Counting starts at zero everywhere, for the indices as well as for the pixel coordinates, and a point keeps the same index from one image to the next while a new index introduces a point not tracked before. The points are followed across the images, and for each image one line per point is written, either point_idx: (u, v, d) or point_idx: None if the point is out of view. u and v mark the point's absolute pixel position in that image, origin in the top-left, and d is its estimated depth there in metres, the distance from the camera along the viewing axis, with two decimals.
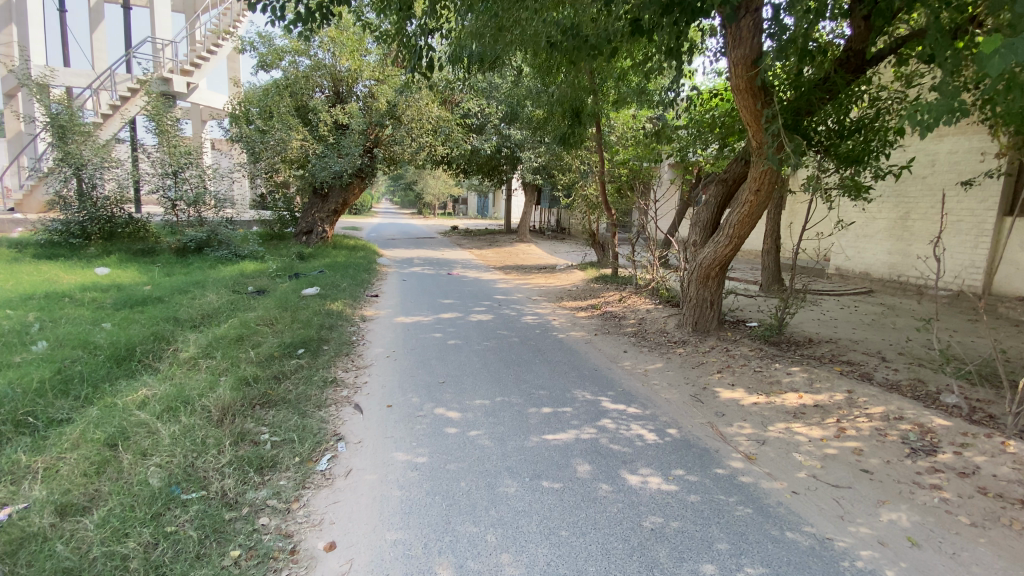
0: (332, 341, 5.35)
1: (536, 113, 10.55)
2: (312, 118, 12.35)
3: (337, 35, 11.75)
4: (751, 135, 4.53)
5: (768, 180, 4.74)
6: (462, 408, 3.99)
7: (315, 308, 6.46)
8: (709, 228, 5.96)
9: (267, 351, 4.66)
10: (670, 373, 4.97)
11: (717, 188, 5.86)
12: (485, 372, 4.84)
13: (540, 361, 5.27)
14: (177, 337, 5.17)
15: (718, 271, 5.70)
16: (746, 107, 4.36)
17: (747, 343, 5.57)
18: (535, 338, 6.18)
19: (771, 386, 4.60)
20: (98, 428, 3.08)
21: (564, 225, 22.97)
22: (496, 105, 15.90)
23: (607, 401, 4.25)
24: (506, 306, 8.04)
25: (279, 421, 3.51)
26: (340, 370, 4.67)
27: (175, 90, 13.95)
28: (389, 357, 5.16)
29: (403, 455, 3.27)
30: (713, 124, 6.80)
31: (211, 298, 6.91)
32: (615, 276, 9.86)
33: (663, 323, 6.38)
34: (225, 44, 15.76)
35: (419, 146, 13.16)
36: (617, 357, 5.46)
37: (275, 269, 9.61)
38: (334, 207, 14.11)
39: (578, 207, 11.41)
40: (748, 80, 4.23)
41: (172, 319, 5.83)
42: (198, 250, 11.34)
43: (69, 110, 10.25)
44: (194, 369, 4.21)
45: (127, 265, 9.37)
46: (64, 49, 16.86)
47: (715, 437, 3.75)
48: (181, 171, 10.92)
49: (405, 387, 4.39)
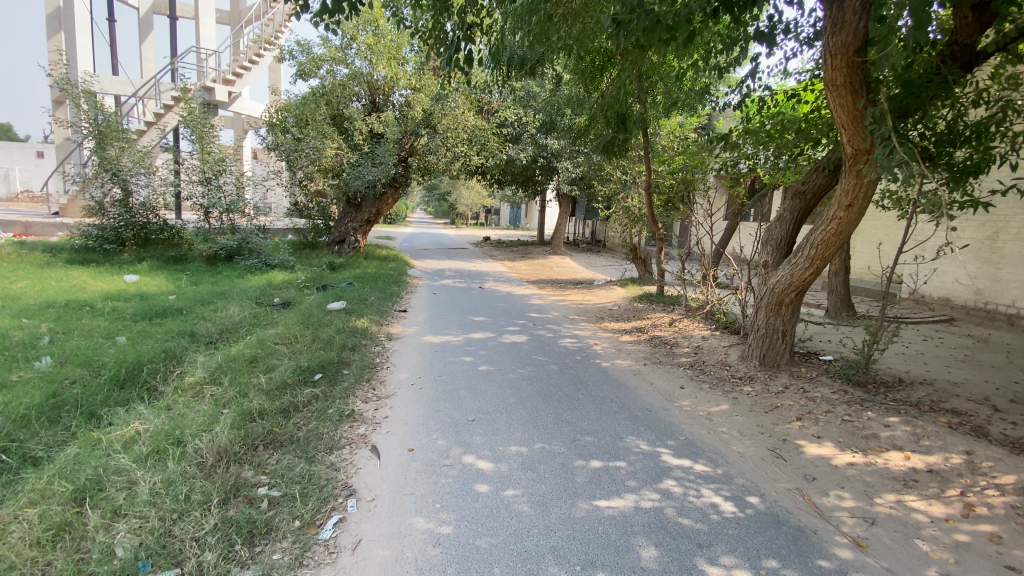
0: (353, 364, 4.85)
1: (577, 121, 10.00)
2: (348, 127, 12.21)
3: (375, 42, 11.57)
4: (847, 138, 3.82)
5: (864, 191, 3.99)
6: (494, 457, 3.39)
7: (339, 325, 5.98)
8: (783, 247, 5.18)
9: (280, 377, 4.18)
10: (739, 420, 4.24)
11: (792, 202, 5.10)
12: (520, 408, 4.23)
13: (584, 396, 4.60)
14: (189, 356, 4.78)
15: (794, 298, 4.95)
16: (842, 106, 3.66)
17: (827, 384, 4.79)
18: (576, 366, 5.52)
19: (866, 441, 3.81)
20: (69, 478, 2.62)
21: (600, 237, 22.32)
22: (534, 114, 15.41)
23: (668, 455, 3.58)
24: (542, 326, 7.41)
25: (283, 468, 2.99)
26: (359, 401, 4.13)
27: (216, 98, 14.05)
28: (414, 386, 4.62)
29: (423, 521, 2.68)
30: (781, 133, 6.16)
31: (233, 310, 6.57)
32: (661, 295, 9.10)
33: (723, 354, 5.66)
34: (266, 55, 15.90)
35: (454, 156, 12.78)
36: (673, 395, 4.77)
37: (303, 280, 9.31)
38: (368, 217, 13.81)
39: (617, 219, 10.77)
40: (849, 72, 3.53)
41: (188, 334, 5.47)
42: (228, 258, 11.16)
43: (107, 117, 10.28)
44: (198, 398, 3.75)
45: (156, 272, 9.25)
46: (113, 59, 17.46)
47: (809, 511, 3.01)
48: (215, 179, 10.82)
49: (430, 425, 3.80)
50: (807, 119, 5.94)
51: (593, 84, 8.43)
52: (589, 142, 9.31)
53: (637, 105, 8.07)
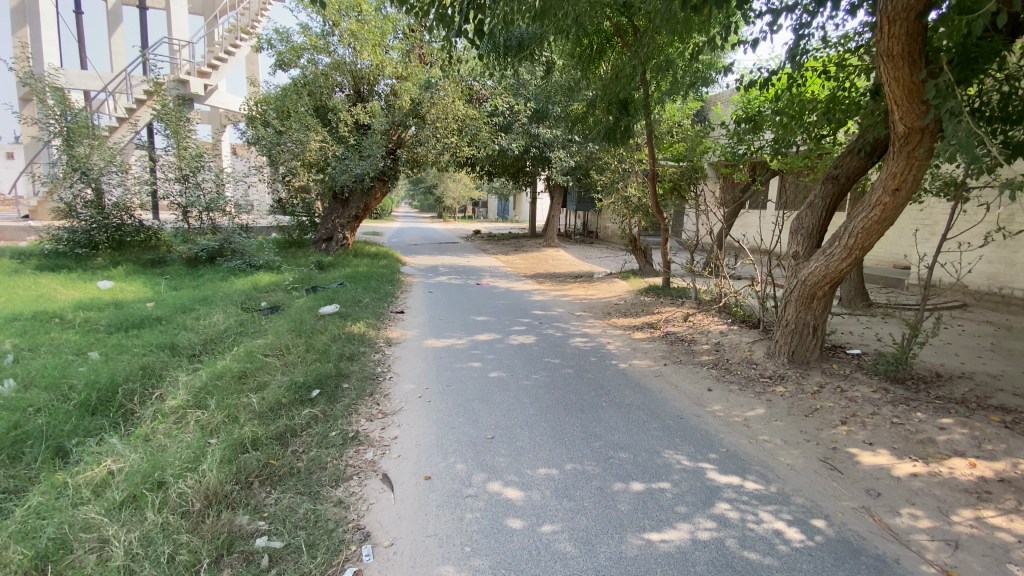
0: (354, 377, 4.41)
1: (573, 108, 9.58)
2: (331, 118, 11.69)
3: (358, 29, 10.97)
4: (899, 115, 3.52)
5: (913, 172, 3.69)
6: (523, 483, 2.99)
7: (334, 332, 5.51)
8: (814, 236, 4.82)
9: (274, 396, 3.71)
10: (781, 427, 3.91)
11: (824, 188, 4.77)
12: (541, 419, 3.84)
13: (608, 403, 4.22)
14: (169, 373, 4.29)
15: (827, 290, 4.62)
16: (897, 78, 3.37)
17: (865, 382, 4.49)
18: (592, 369, 5.15)
19: (923, 447, 3.54)
20: (27, 540, 2.17)
21: (593, 228, 22.09)
22: (525, 102, 14.82)
23: (713, 472, 3.23)
24: (549, 325, 7.02)
25: (283, 511, 2.56)
26: (363, 420, 3.70)
27: (191, 91, 13.34)
28: (422, 398, 4.19)
29: (454, 571, 2.29)
30: (801, 113, 5.79)
31: (218, 318, 6.06)
32: (667, 287, 8.75)
33: (748, 351, 5.31)
34: (243, 46, 15.16)
35: (444, 147, 12.15)
36: (703, 399, 4.42)
37: (291, 281, 8.79)
38: (355, 213, 13.25)
39: (615, 209, 10.38)
40: (907, 41, 3.24)
41: (168, 346, 4.96)
42: (210, 260, 10.54)
43: (73, 113, 9.61)
44: (181, 424, 3.30)
45: (132, 277, 8.66)
46: (81, 53, 16.51)
47: (884, 535, 2.69)
48: (193, 176, 10.22)
49: (445, 446, 3.39)
50: (836, 99, 5.44)
51: (592, 69, 8.00)
52: (588, 130, 8.89)
53: (639, 88, 7.68)
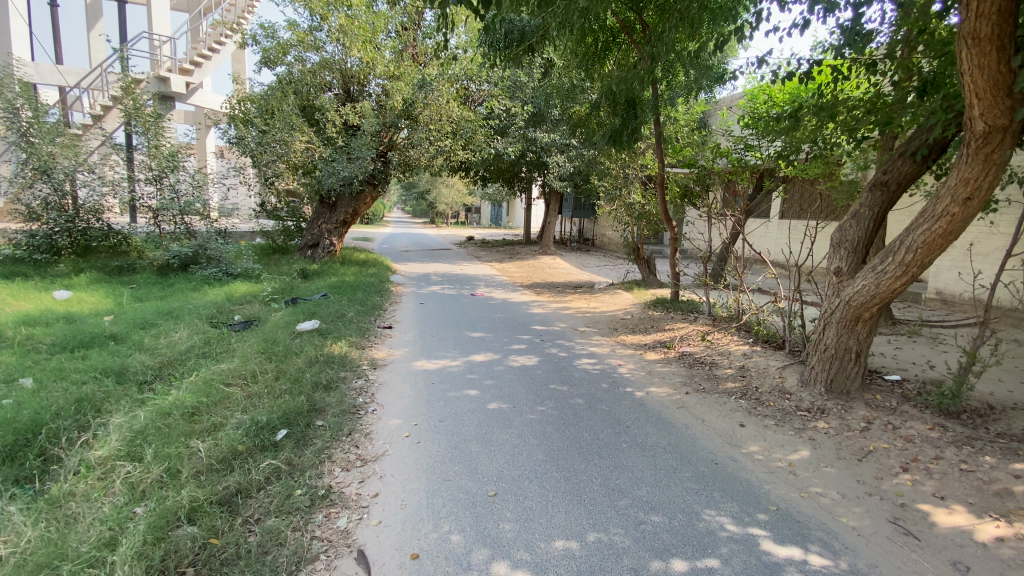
0: (330, 412, 3.75)
1: (575, 110, 9.05)
2: (319, 118, 11.03)
3: (348, 23, 10.32)
4: (979, 111, 3.03)
5: (989, 177, 3.17)
6: (535, 563, 2.36)
7: (311, 354, 4.84)
8: (859, 251, 4.27)
9: (230, 442, 3.05)
10: (835, 476, 3.30)
11: (871, 195, 4.24)
12: (552, 467, 3.22)
13: (628, 445, 3.59)
14: (109, 407, 3.61)
15: (874, 312, 4.05)
16: (983, 67, 2.89)
17: (918, 417, 3.91)
18: (604, 397, 4.54)
19: (1001, 502, 2.96)
20: None
21: (590, 235, 21.77)
22: (522, 104, 14.21)
23: (766, 539, 2.63)
24: (551, 343, 6.37)
25: None
26: (338, 470, 3.05)
27: (172, 89, 12.65)
28: (410, 438, 3.53)
29: None
30: (836, 115, 5.23)
31: (181, 336, 5.36)
32: (676, 301, 8.17)
33: (778, 378, 4.72)
34: (228, 43, 14.50)
35: (438, 150, 11.49)
36: (736, 438, 3.81)
37: (270, 292, 8.10)
38: (343, 218, 12.56)
39: (618, 217, 9.77)
40: (996, 23, 2.79)
41: (115, 372, 4.28)
42: (183, 267, 9.76)
43: (34, 107, 8.85)
44: (106, 482, 2.64)
45: (94, 286, 7.92)
46: (58, 49, 15.74)
47: None
48: (165, 177, 9.50)
49: (436, 508, 2.74)
50: (880, 98, 4.90)
51: (597, 68, 7.45)
52: (592, 132, 8.33)
53: (650, 88, 7.12)
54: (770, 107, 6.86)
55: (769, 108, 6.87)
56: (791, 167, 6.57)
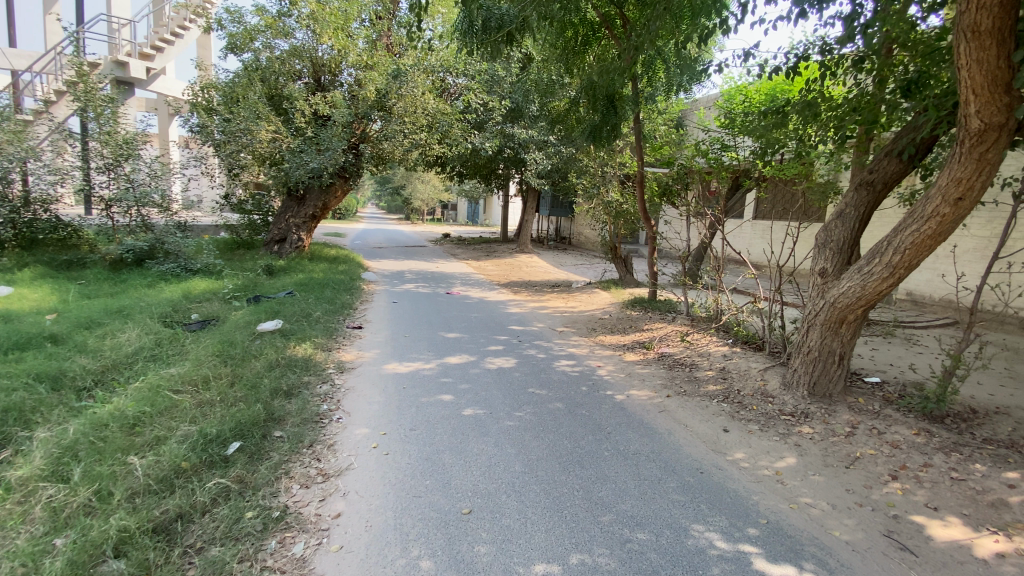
0: (291, 421, 3.45)
1: (554, 105, 8.86)
2: (287, 108, 10.55)
3: (318, 10, 9.90)
4: (976, 108, 2.94)
5: (982, 176, 3.09)
6: None
7: (273, 357, 4.52)
8: (844, 251, 4.19)
9: (173, 458, 2.74)
10: (824, 485, 3.18)
11: (857, 194, 4.17)
12: (531, 479, 3.00)
13: (610, 453, 3.41)
14: (37, 418, 3.23)
15: (859, 315, 3.97)
16: (981, 61, 2.80)
17: (902, 422, 3.85)
18: (585, 401, 4.35)
19: (997, 513, 2.88)
20: None
21: (567, 233, 21.67)
22: (499, 99, 13.96)
23: (758, 557, 2.48)
24: (529, 344, 6.16)
25: None
26: (296, 488, 2.77)
27: (131, 75, 11.95)
28: (377, 449, 3.26)
29: None
30: (819, 115, 5.16)
31: (129, 336, 4.94)
32: (655, 300, 8.06)
33: (761, 381, 4.62)
34: (193, 28, 13.80)
35: (412, 144, 11.10)
36: (721, 445, 3.67)
37: (231, 289, 7.67)
38: (312, 212, 12.09)
39: (596, 215, 9.63)
40: (997, 16, 2.71)
41: (51, 376, 3.88)
42: (138, 262, 9.20)
43: None
44: (24, 508, 2.31)
45: (37, 282, 7.35)
46: (9, 30, 14.75)
47: None
48: (119, 166, 8.88)
49: (406, 530, 2.49)
50: (863, 97, 4.83)
51: (576, 63, 7.26)
52: (571, 128, 8.17)
53: (631, 83, 6.97)
54: (750, 107, 6.80)
55: (749, 107, 6.80)
56: (770, 167, 6.52)
